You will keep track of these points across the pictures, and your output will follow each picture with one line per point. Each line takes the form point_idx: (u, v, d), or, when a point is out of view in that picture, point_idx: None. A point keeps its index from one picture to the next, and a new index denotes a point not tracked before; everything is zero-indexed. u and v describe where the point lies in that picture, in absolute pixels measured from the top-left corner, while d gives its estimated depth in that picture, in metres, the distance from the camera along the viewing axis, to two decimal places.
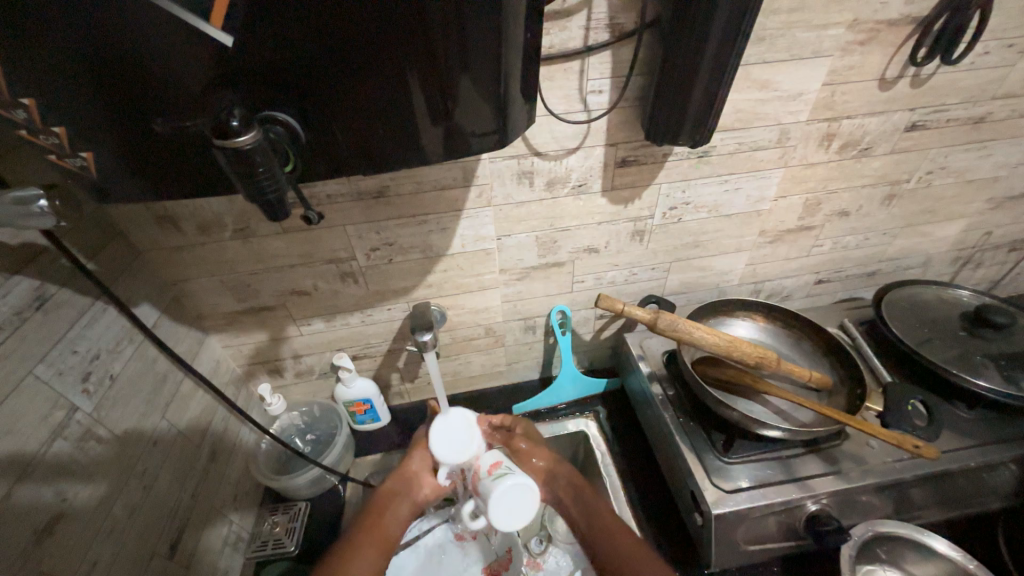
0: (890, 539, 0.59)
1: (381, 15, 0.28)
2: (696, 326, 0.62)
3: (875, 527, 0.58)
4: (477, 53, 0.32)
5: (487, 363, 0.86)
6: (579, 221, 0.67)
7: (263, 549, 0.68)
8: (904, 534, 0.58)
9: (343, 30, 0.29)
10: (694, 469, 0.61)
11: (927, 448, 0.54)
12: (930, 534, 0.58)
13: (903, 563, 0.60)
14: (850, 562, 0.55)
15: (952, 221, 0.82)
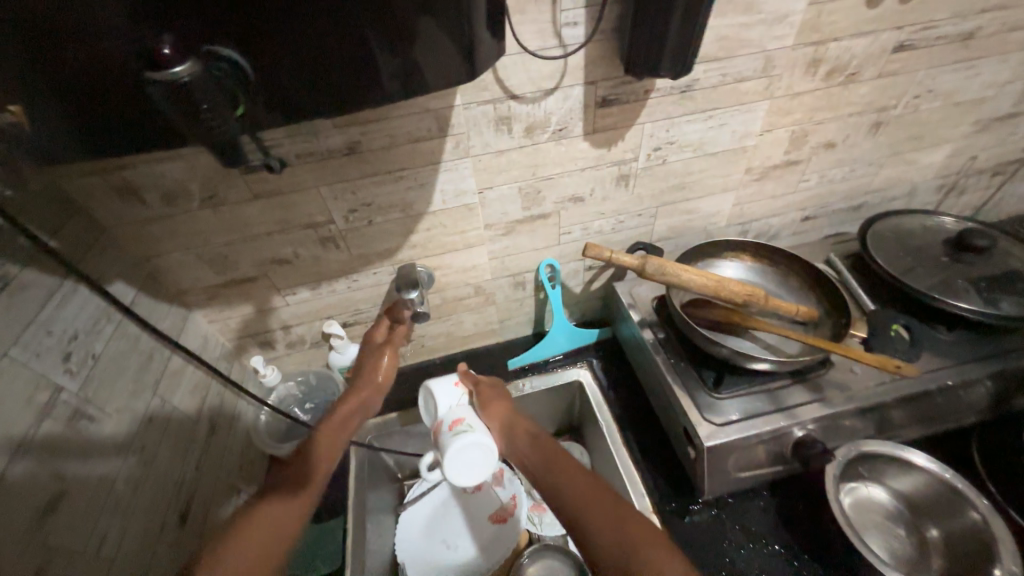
0: (867, 459, 0.62)
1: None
2: (683, 269, 0.62)
3: (859, 449, 0.60)
4: None
5: (479, 322, 0.86)
6: (563, 169, 0.65)
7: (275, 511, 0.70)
8: (880, 453, 0.61)
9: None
10: (687, 408, 0.63)
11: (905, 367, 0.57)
12: (909, 450, 0.60)
13: (882, 478, 0.63)
14: (832, 482, 0.58)
15: (938, 147, 0.81)
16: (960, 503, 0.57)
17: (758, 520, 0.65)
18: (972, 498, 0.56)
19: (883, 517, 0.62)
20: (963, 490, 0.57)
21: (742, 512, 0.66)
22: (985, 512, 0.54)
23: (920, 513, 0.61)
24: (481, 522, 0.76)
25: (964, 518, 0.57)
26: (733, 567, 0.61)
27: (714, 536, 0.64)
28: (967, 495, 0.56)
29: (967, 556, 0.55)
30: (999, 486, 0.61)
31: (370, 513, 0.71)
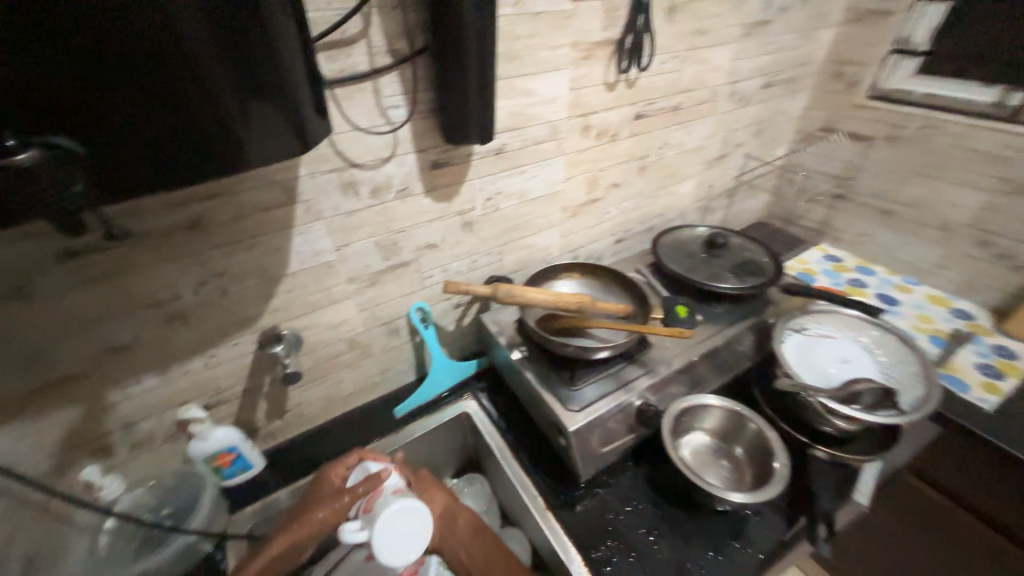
0: (683, 417, 0.79)
1: (153, 56, 0.32)
2: (524, 289, 0.77)
3: (676, 405, 0.78)
4: (264, 82, 0.39)
5: (359, 377, 0.88)
6: (413, 222, 0.75)
7: None
8: (688, 409, 0.79)
9: (108, 72, 0.31)
10: (552, 403, 0.74)
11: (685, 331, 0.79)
12: (704, 395, 0.80)
13: (696, 426, 0.82)
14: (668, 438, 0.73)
15: (686, 181, 1.14)
16: (742, 423, 0.78)
17: (627, 486, 0.77)
18: (748, 416, 0.77)
19: (709, 454, 0.79)
20: (739, 413, 0.78)
21: (615, 484, 0.77)
22: (758, 422, 0.75)
23: (727, 440, 0.81)
24: None
25: (748, 433, 0.77)
26: (615, 532, 0.71)
27: (598, 511, 0.74)
28: (745, 414, 0.77)
29: (761, 459, 0.74)
30: (770, 407, 0.83)
31: None
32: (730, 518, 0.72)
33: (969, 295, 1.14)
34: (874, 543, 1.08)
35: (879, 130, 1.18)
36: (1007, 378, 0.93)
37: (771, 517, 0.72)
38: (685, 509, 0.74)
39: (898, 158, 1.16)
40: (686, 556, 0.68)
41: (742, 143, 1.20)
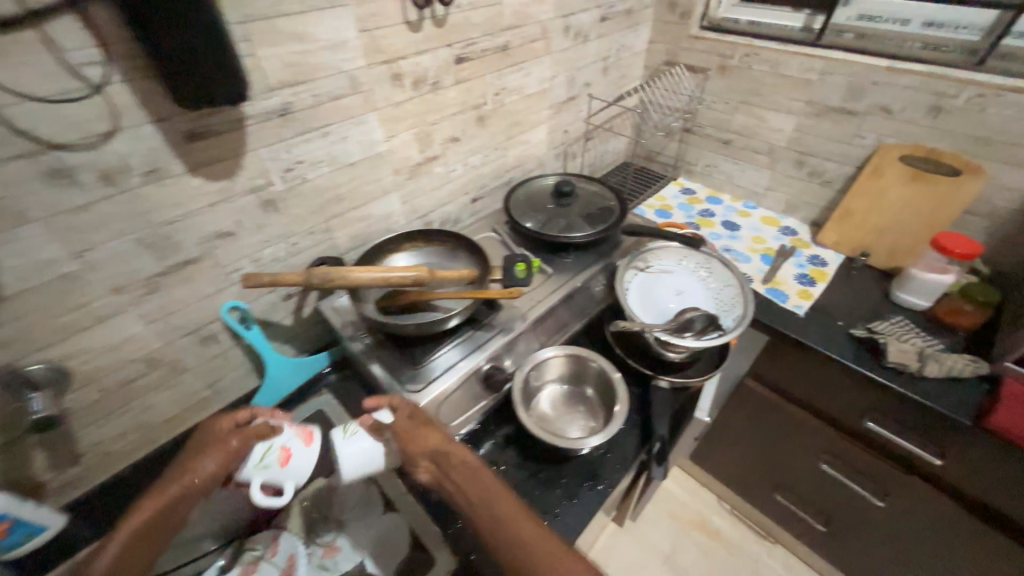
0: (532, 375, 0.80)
1: None
2: (343, 271, 0.69)
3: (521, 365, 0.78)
4: None
5: (179, 397, 0.75)
6: (186, 209, 0.62)
7: None
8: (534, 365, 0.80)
9: None
10: (392, 390, 0.69)
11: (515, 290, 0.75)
12: (541, 349, 0.80)
13: (546, 379, 0.83)
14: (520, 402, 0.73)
15: (536, 128, 1.11)
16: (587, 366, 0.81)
17: (491, 452, 0.76)
18: (588, 357, 0.80)
19: (566, 400, 0.82)
20: (581, 355, 0.81)
21: (476, 452, 0.76)
22: (598, 363, 0.79)
23: (577, 382, 0.83)
24: None
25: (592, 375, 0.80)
26: None
27: None
28: (585, 356, 0.80)
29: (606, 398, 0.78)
30: (619, 346, 0.85)
31: None
32: (585, 459, 0.75)
33: (793, 213, 1.27)
34: (734, 440, 1.25)
35: (711, 62, 1.22)
36: (817, 285, 1.06)
37: (622, 449, 0.76)
38: (548, 463, 0.75)
39: (729, 88, 1.22)
40: (545, 507, 0.70)
41: (589, 82, 1.17)
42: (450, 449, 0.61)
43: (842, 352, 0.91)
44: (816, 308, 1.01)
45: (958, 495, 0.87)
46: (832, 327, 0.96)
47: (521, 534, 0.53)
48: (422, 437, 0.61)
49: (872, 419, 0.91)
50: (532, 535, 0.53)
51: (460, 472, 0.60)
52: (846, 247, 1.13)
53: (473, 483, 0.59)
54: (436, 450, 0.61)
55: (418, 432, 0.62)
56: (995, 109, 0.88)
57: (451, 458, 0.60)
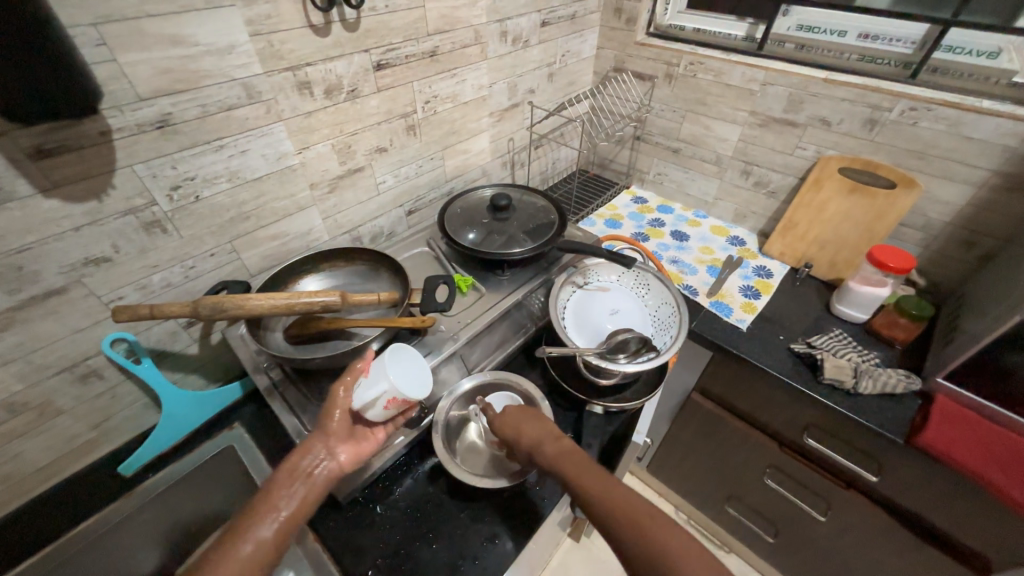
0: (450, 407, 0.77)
1: None
2: (236, 298, 0.63)
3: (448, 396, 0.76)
4: None
5: (56, 440, 0.67)
6: (41, 235, 0.54)
7: None
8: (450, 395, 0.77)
9: None
10: (290, 429, 0.63)
11: (426, 319, 0.71)
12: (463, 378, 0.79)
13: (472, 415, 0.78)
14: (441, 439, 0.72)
15: (477, 136, 1.06)
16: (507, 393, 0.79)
17: (411, 489, 0.71)
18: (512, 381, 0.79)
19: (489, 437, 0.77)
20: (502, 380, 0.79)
21: (396, 489, 0.71)
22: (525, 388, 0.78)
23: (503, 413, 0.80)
24: None
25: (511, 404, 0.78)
26: (389, 547, 0.65)
27: (374, 526, 0.67)
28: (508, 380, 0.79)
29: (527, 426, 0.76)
30: (555, 368, 0.82)
31: None
32: (512, 493, 0.72)
33: (741, 223, 1.27)
34: (685, 453, 1.23)
35: (658, 69, 1.20)
36: (761, 297, 1.05)
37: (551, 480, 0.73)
38: (471, 499, 0.71)
39: (676, 97, 1.20)
40: (463, 549, 0.65)
41: (533, 89, 1.13)
42: (543, 431, 0.67)
43: (782, 368, 0.89)
44: (759, 321, 0.99)
45: (891, 508, 0.87)
46: (772, 342, 0.95)
47: (620, 508, 0.54)
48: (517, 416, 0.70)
49: (811, 435, 0.90)
50: (638, 509, 0.53)
51: (563, 454, 0.63)
52: (791, 258, 1.12)
53: (582, 464, 0.61)
54: (536, 445, 0.65)
55: (530, 422, 0.69)
56: (926, 123, 0.88)
57: (557, 446, 0.64)
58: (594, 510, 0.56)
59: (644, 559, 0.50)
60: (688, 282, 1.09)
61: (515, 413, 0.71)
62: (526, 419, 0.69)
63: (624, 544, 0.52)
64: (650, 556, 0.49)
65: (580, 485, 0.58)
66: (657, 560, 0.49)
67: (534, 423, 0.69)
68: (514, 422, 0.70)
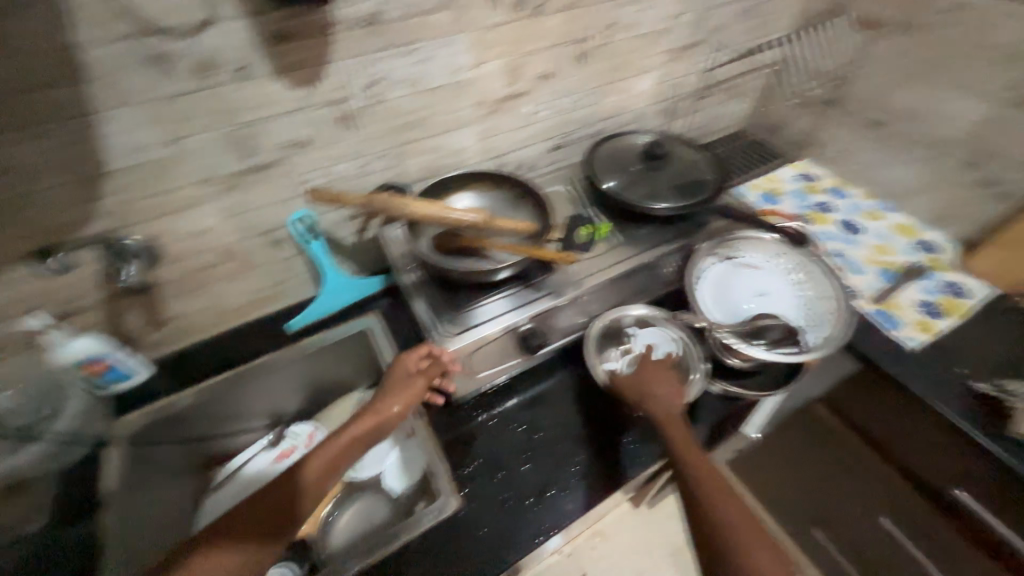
0: (573, 341, 0.80)
1: None
2: (402, 201, 0.68)
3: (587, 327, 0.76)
4: None
5: (248, 289, 0.82)
6: (265, 112, 0.62)
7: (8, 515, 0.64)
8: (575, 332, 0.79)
9: None
10: (428, 326, 0.71)
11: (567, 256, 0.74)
12: (634, 307, 0.78)
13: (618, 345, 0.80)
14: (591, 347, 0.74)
15: (644, 75, 0.97)
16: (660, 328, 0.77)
17: (514, 409, 0.77)
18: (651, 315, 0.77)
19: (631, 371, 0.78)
20: (653, 318, 0.77)
21: (501, 408, 0.77)
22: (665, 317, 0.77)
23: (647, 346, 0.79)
24: None
25: (658, 344, 0.74)
26: (486, 453, 0.73)
27: (473, 432, 0.75)
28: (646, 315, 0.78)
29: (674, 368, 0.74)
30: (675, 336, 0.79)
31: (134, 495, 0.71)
32: (607, 440, 0.74)
33: (941, 226, 1.03)
34: None
35: (890, 15, 0.96)
36: (945, 319, 0.87)
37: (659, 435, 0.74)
38: (570, 436, 0.74)
39: (904, 54, 0.97)
40: (549, 478, 0.70)
41: (719, 27, 0.99)
42: (671, 392, 0.67)
43: (953, 406, 0.75)
44: (936, 346, 0.83)
45: None
46: (947, 373, 0.79)
47: (715, 493, 0.56)
48: (653, 369, 0.69)
49: (964, 488, 0.77)
50: (736, 506, 0.55)
51: (676, 425, 0.63)
52: (1001, 281, 0.91)
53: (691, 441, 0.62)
54: (651, 400, 0.66)
55: (660, 376, 0.68)
56: None
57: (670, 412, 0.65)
58: (689, 485, 0.58)
59: (727, 544, 0.52)
60: (850, 282, 0.94)
61: (654, 364, 0.70)
62: (653, 376, 0.68)
63: (706, 526, 0.54)
64: (733, 548, 0.51)
65: (686, 456, 0.60)
66: (741, 553, 0.51)
67: (666, 378, 0.68)
68: (648, 374, 0.69)
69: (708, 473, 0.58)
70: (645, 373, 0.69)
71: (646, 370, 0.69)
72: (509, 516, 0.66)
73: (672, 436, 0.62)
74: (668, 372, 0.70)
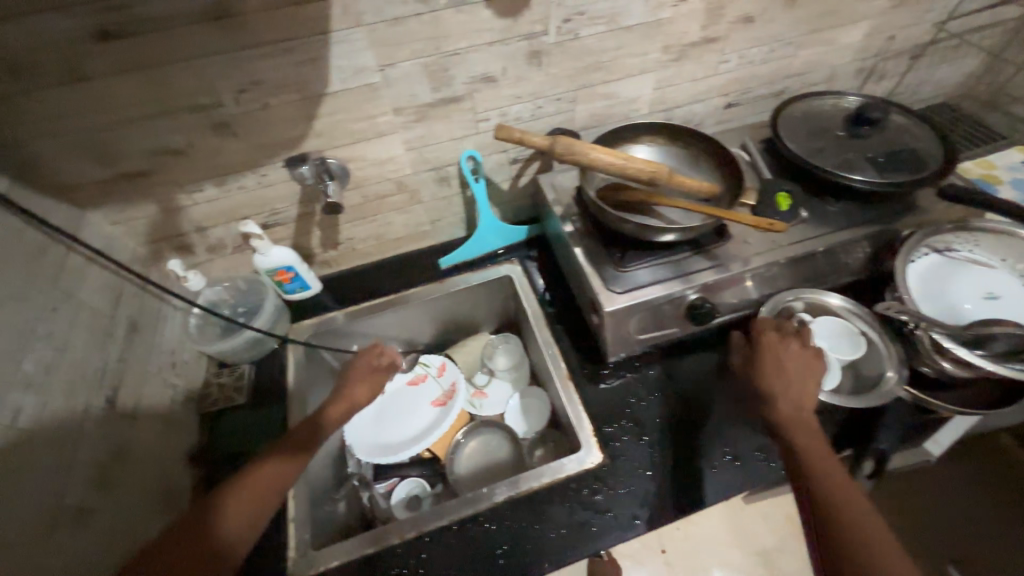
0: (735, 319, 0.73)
1: None
2: (588, 146, 0.63)
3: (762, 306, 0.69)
4: None
5: (408, 222, 0.86)
6: (467, 42, 0.62)
7: (211, 387, 0.75)
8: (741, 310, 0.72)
9: None
10: (594, 280, 0.68)
11: (777, 224, 0.66)
12: (827, 294, 0.69)
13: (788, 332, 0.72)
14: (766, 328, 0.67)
15: (856, 25, 0.82)
16: (849, 320, 0.67)
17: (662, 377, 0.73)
18: (836, 304, 0.69)
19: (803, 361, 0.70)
20: (838, 308, 0.69)
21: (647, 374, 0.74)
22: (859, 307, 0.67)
23: None
24: (422, 405, 0.90)
25: (844, 338, 0.66)
26: (633, 415, 0.70)
27: (618, 392, 0.72)
28: (827, 302, 0.69)
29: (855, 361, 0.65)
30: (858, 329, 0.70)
31: (306, 390, 0.79)
32: (769, 426, 0.67)
33: None
34: None
35: None
36: None
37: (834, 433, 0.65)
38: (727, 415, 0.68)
39: None
40: (701, 452, 0.65)
41: None
42: (800, 382, 0.58)
43: None
44: None
45: None
46: None
47: (838, 508, 0.49)
48: (777, 355, 0.60)
49: None
50: (865, 520, 0.48)
51: (800, 427, 0.56)
52: None
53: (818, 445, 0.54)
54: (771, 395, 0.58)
55: (788, 364, 0.60)
56: None
57: (800, 417, 0.56)
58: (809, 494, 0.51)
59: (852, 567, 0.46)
60: None
61: (781, 349, 0.61)
62: (778, 363, 0.60)
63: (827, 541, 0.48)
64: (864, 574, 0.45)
65: (810, 462, 0.53)
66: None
67: (796, 363, 0.60)
68: (772, 360, 0.60)
69: (837, 483, 0.51)
70: (767, 358, 0.61)
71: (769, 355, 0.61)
72: (657, 481, 0.63)
73: (797, 441, 0.55)
74: (806, 356, 0.60)
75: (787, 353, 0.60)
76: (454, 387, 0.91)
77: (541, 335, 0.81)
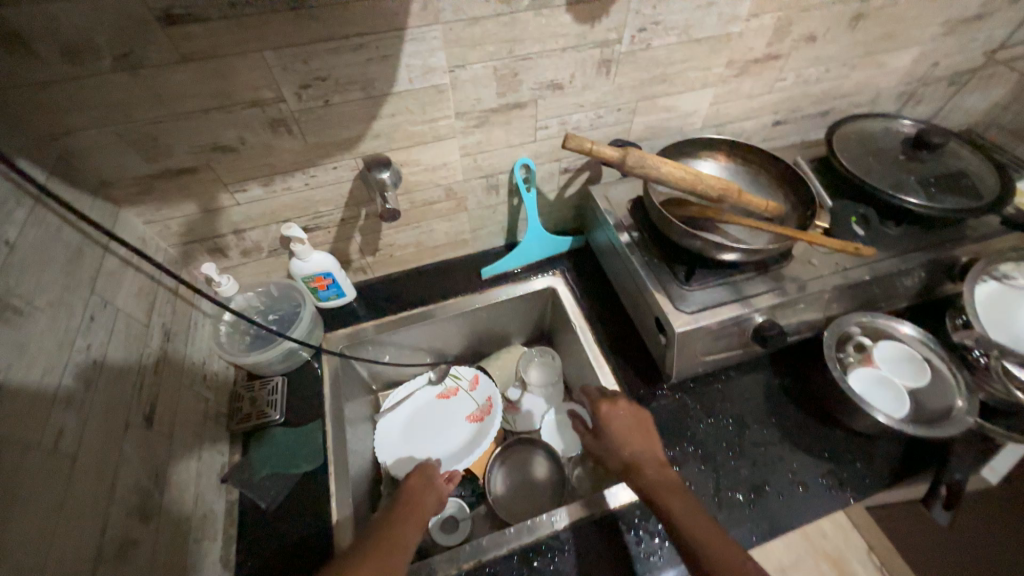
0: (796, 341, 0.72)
1: None
2: (660, 161, 0.60)
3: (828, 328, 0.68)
4: None
5: (450, 230, 0.83)
6: (541, 47, 0.59)
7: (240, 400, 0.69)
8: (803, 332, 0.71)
9: None
10: (660, 299, 0.65)
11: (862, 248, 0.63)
12: (896, 322, 0.68)
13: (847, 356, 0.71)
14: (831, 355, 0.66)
15: (908, 49, 0.82)
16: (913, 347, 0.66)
17: (719, 398, 0.71)
18: (898, 330, 0.68)
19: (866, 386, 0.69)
20: (901, 333, 0.68)
21: (704, 394, 0.72)
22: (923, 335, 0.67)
23: None
24: (458, 421, 0.85)
25: (911, 365, 0.64)
26: (695, 438, 0.67)
27: (677, 413, 0.70)
28: (889, 328, 0.68)
29: (921, 389, 0.64)
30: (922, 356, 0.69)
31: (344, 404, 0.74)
32: (834, 452, 0.65)
33: None
34: None
35: None
36: None
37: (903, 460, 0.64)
38: (789, 440, 0.67)
39: None
40: (768, 478, 0.63)
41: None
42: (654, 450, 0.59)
43: None
44: None
45: None
46: None
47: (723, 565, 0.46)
48: (619, 423, 0.62)
49: None
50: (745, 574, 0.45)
51: (670, 488, 0.54)
52: None
53: (687, 506, 0.52)
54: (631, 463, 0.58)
55: (629, 433, 0.61)
56: None
57: (663, 479, 0.55)
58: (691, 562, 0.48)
59: None
60: None
61: (622, 418, 0.62)
62: (631, 429, 0.61)
63: None
64: None
65: (684, 525, 0.50)
66: None
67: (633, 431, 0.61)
68: (621, 427, 0.61)
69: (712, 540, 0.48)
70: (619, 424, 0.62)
71: (616, 426, 0.62)
72: (727, 509, 0.61)
73: (667, 504, 0.52)
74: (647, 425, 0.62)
75: (623, 423, 0.62)
76: (490, 403, 0.86)
77: (591, 351, 0.78)
